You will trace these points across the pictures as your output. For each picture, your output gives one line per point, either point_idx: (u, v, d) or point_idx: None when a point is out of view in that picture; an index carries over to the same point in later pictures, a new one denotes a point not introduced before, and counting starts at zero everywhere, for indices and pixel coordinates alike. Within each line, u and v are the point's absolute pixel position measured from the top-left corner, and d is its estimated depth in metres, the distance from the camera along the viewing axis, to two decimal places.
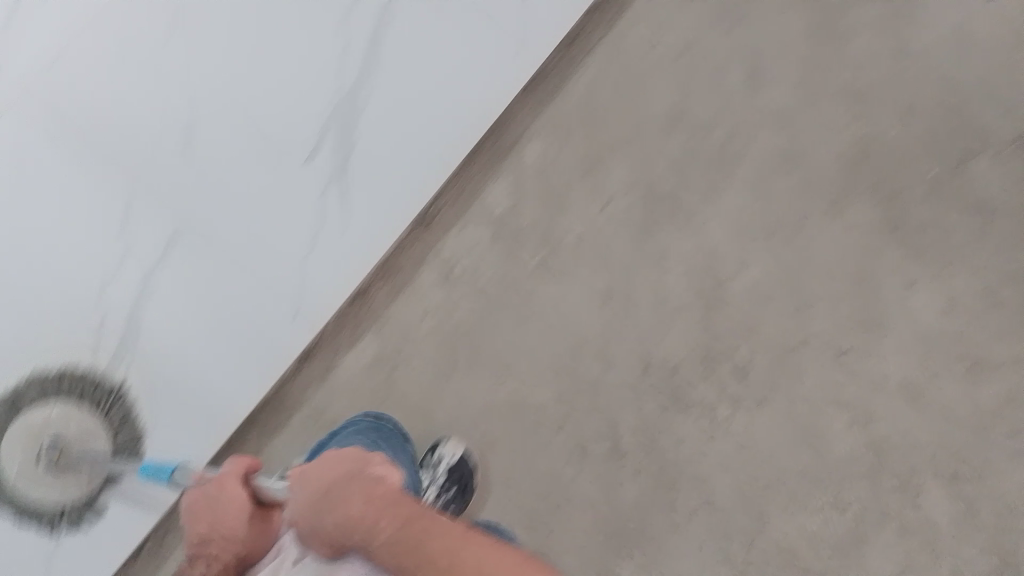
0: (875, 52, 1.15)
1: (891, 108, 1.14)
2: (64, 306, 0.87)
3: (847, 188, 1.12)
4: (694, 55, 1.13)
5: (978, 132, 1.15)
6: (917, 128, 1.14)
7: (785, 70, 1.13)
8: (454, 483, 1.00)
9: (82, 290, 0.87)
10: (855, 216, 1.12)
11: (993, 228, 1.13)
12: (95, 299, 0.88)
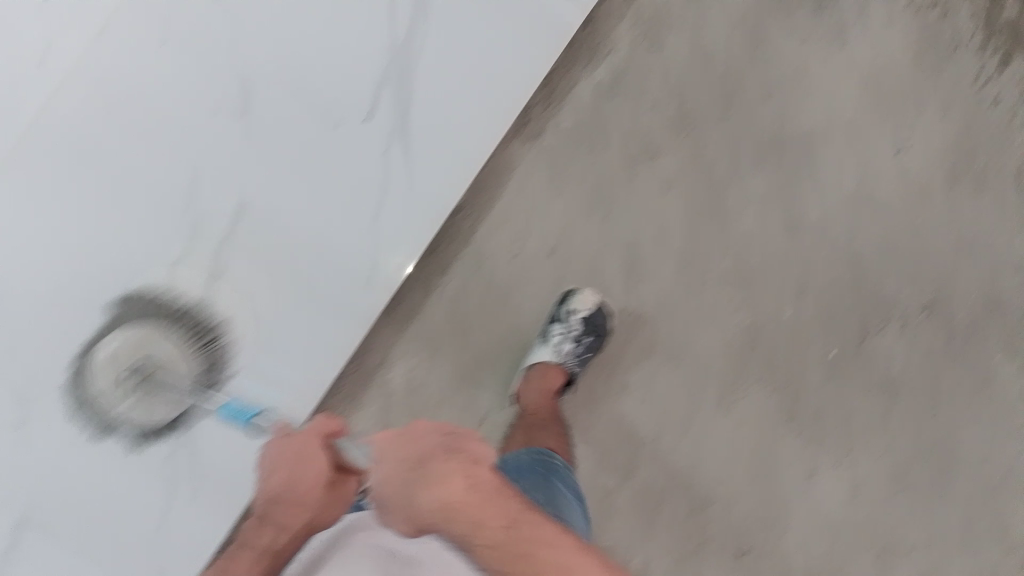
0: (766, 226, 1.06)
1: (778, 290, 1.06)
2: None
3: (738, 384, 1.05)
4: (562, 257, 1.05)
5: (880, 306, 1.07)
6: (815, 307, 1.07)
7: (660, 259, 1.05)
8: (590, 334, 1.01)
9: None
10: (748, 411, 1.06)
11: (898, 407, 1.07)
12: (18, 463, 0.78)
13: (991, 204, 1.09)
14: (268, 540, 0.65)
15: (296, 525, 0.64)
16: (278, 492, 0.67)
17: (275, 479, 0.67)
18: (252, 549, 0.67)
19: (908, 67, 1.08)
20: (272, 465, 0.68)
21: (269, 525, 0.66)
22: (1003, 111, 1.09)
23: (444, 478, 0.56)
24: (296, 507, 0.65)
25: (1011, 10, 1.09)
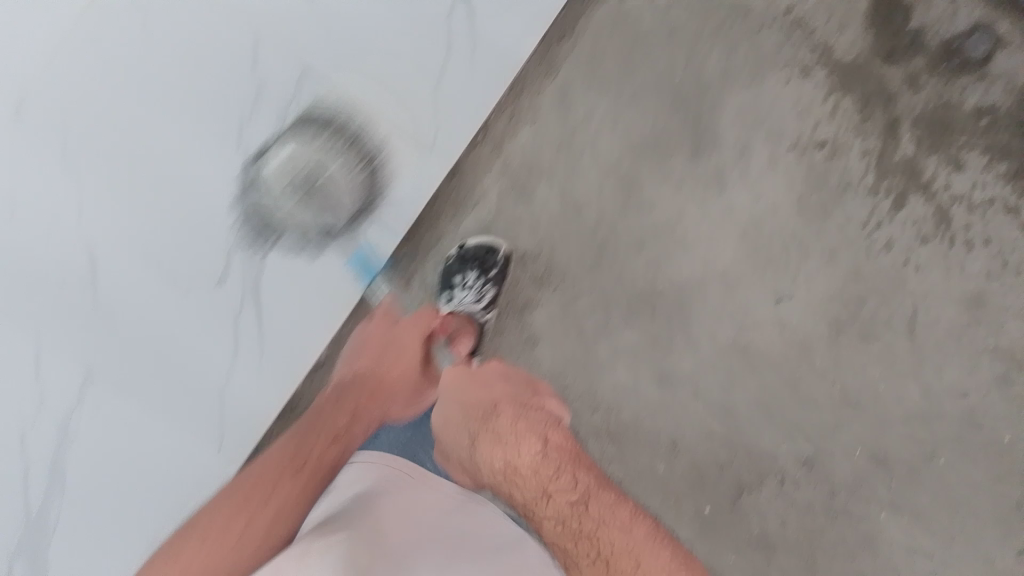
0: (637, 381, 1.04)
1: (651, 445, 1.04)
2: None
3: None
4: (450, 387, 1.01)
5: (760, 463, 1.04)
6: (690, 463, 1.04)
7: None
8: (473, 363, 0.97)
9: None
10: None
11: (774, 565, 1.04)
12: None
13: (880, 354, 1.05)
14: (300, 491, 0.72)
15: (304, 483, 0.73)
16: (312, 466, 0.75)
17: (292, 459, 0.76)
18: (259, 497, 0.69)
19: (793, 212, 1.04)
20: (276, 457, 0.76)
21: (265, 488, 0.71)
22: (896, 256, 1.04)
23: (522, 435, 0.84)
24: (307, 486, 0.73)
25: (907, 148, 1.04)
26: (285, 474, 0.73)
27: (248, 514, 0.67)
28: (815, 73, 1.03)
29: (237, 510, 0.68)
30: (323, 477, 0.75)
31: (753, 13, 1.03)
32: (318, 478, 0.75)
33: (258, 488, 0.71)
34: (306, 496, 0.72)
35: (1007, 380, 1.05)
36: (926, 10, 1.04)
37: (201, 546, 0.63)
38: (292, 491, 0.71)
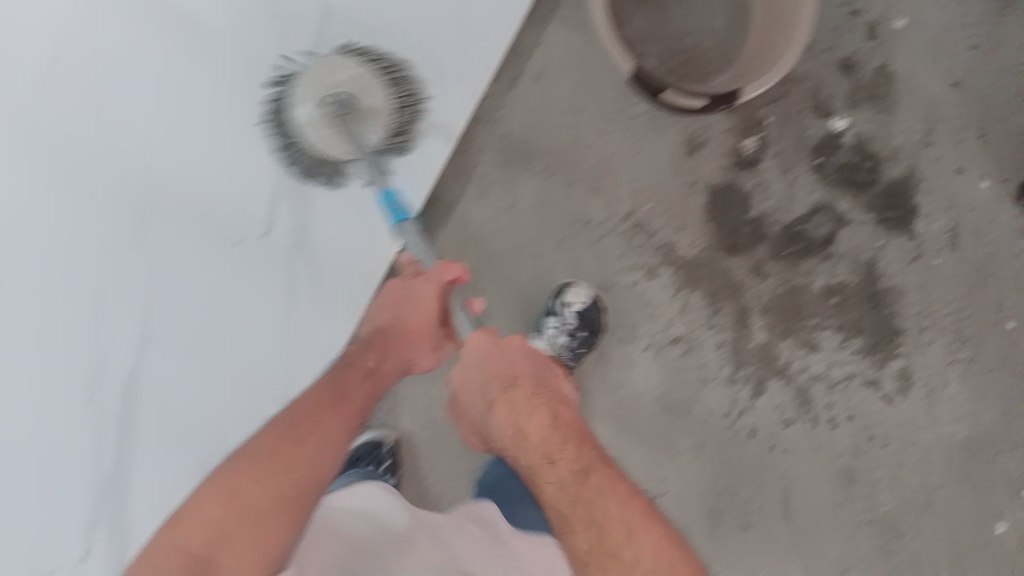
0: None
1: None
2: None
3: None
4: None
5: None
6: None
7: None
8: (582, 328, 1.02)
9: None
10: None
11: None
12: None
13: (759, 540, 1.06)
14: (361, 396, 0.78)
15: (491, 377, 0.79)
16: (418, 326, 0.79)
17: (393, 308, 0.80)
18: (303, 442, 0.72)
19: (655, 412, 1.06)
20: (399, 292, 0.80)
21: (337, 402, 0.76)
22: (762, 442, 1.06)
23: (533, 407, 0.78)
24: (501, 375, 0.79)
25: (761, 335, 1.06)
26: (416, 294, 0.78)
27: (294, 466, 0.70)
28: (661, 273, 1.06)
29: (287, 438, 0.72)
30: (519, 374, 0.80)
31: (593, 223, 1.06)
32: (529, 387, 0.80)
33: (328, 406, 0.75)
34: (482, 364, 0.78)
35: (889, 551, 1.06)
36: (768, 197, 1.06)
37: (261, 477, 0.69)
38: (476, 377, 0.79)
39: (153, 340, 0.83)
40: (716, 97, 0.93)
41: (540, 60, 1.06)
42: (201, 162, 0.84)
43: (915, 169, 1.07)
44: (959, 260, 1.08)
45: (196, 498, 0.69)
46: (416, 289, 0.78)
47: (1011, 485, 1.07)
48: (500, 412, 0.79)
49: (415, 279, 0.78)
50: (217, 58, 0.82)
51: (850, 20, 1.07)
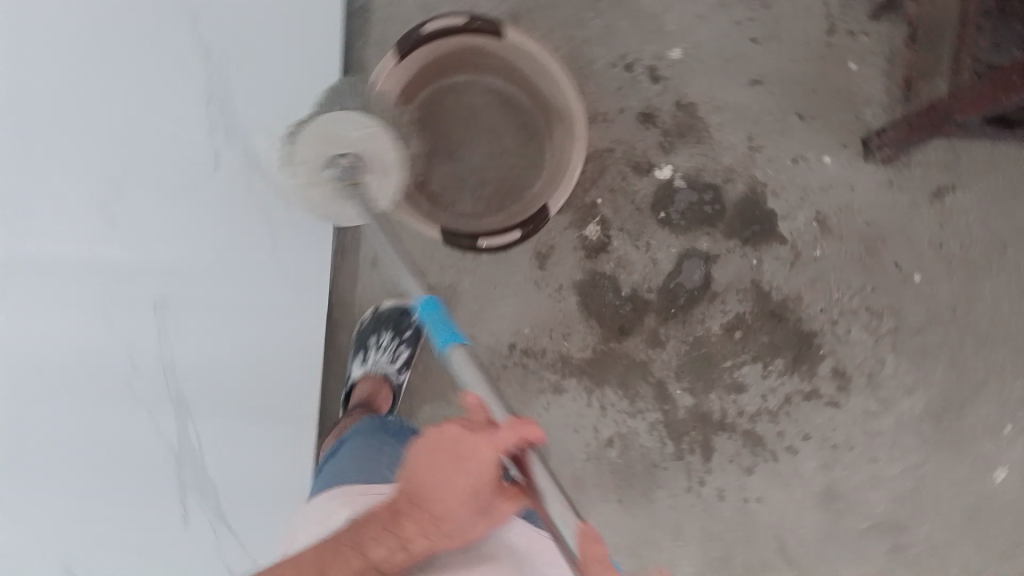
0: None
1: None
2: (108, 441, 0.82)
3: None
4: None
5: None
6: None
7: None
8: None
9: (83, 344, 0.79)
10: None
11: None
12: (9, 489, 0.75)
13: None
14: (391, 556, 0.58)
15: (580, 546, 0.57)
16: (458, 492, 0.57)
17: (417, 465, 0.58)
18: (347, 553, 0.57)
19: (622, 517, 1.06)
20: (430, 442, 0.59)
21: (377, 526, 0.58)
22: (734, 499, 1.05)
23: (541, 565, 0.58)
24: (585, 535, 0.58)
25: (686, 400, 1.05)
26: (456, 453, 0.57)
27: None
28: (567, 385, 1.06)
29: (336, 556, 0.57)
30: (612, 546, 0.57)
31: (486, 370, 1.07)
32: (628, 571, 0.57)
33: (364, 534, 0.58)
34: (570, 519, 0.60)
35: (902, 544, 1.06)
36: (631, 271, 1.06)
37: None
38: (577, 553, 0.58)
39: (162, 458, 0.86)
40: (525, 222, 0.96)
41: (368, 248, 1.07)
42: (192, 116, 0.85)
43: (756, 179, 1.06)
44: (840, 242, 1.05)
45: (268, 570, 0.58)
46: (471, 437, 0.58)
47: (993, 432, 1.05)
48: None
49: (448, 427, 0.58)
50: (186, 107, 0.84)
51: (630, 73, 1.06)
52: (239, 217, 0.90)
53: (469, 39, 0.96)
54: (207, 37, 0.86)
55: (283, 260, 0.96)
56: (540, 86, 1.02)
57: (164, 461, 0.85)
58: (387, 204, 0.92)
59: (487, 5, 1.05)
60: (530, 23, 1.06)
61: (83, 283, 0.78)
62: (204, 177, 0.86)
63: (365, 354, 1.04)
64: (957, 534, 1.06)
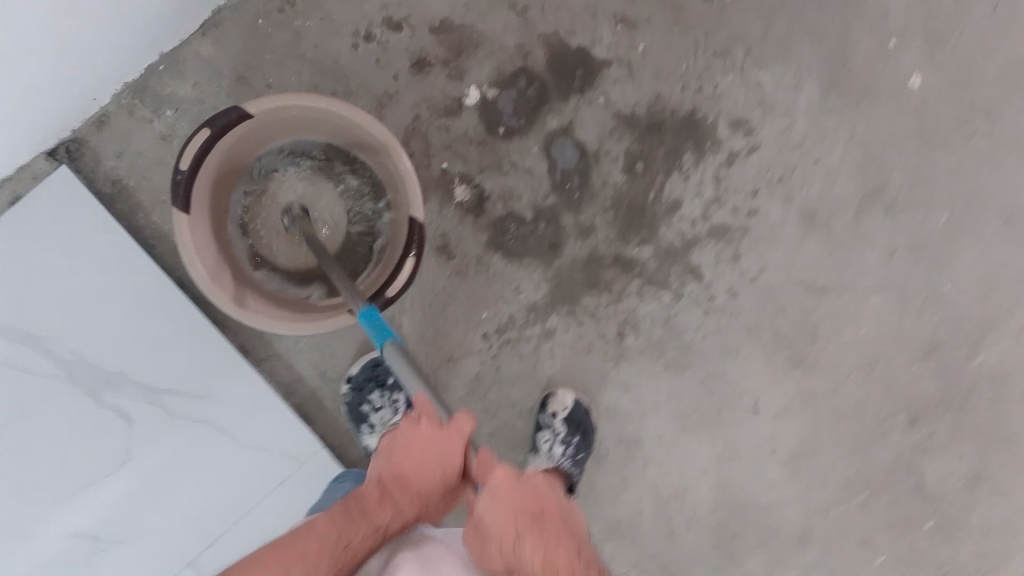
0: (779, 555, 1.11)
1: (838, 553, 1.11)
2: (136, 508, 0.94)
3: None
4: None
5: (901, 462, 1.10)
6: (882, 523, 1.11)
7: None
8: (576, 433, 1.02)
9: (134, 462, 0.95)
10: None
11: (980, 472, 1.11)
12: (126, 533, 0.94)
13: (833, 322, 1.08)
14: (389, 523, 0.65)
15: (516, 512, 0.64)
16: (435, 475, 0.66)
17: (401, 452, 0.66)
18: (359, 522, 0.63)
19: (680, 377, 1.07)
20: (410, 435, 0.66)
21: (375, 500, 0.65)
22: (747, 288, 1.06)
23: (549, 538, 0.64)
24: (524, 506, 0.65)
25: (647, 251, 1.05)
26: (436, 439, 0.65)
27: (348, 542, 0.62)
28: (551, 323, 1.05)
29: (347, 524, 0.63)
30: (540, 509, 0.66)
31: (482, 373, 1.05)
32: (553, 523, 0.66)
33: (366, 505, 0.65)
34: (513, 500, 0.65)
35: (894, 203, 1.08)
36: (518, 196, 1.03)
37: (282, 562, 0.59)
38: (507, 510, 0.64)
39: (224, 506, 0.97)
40: (411, 242, 0.89)
41: (309, 370, 1.02)
42: (112, 273, 0.94)
43: (546, 35, 1.02)
44: (651, 24, 1.03)
45: (281, 538, 0.62)
46: (438, 429, 0.66)
47: (884, 55, 1.06)
48: (511, 540, 0.63)
49: (423, 422, 0.66)
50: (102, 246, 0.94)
51: (374, 43, 1.00)
52: (180, 445, 0.96)
53: (231, 135, 0.85)
54: (56, 341, 0.92)
55: (247, 448, 0.98)
56: (320, 121, 0.90)
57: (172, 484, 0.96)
58: (293, 331, 0.85)
59: (214, 94, 0.98)
60: (262, 76, 0.99)
61: (166, 489, 0.96)
62: (132, 440, 0.94)
63: (369, 422, 1.00)
64: (925, 157, 1.08)
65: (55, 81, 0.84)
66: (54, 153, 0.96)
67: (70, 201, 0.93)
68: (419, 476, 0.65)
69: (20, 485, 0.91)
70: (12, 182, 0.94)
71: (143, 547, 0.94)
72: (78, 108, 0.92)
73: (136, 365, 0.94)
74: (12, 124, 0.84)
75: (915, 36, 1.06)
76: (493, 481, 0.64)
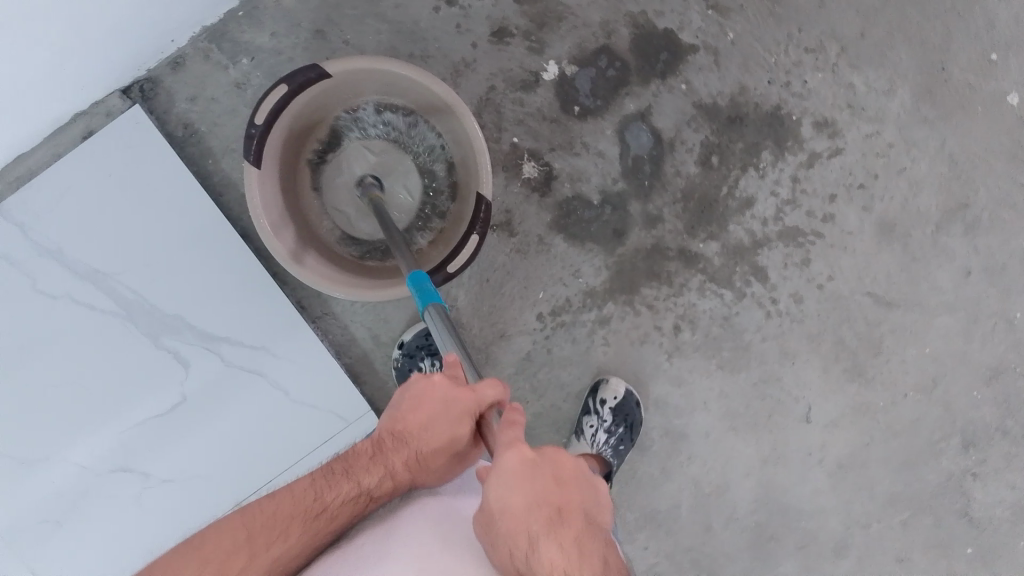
0: (812, 567, 1.09)
1: (870, 572, 1.10)
2: (170, 441, 0.95)
3: None
4: None
5: (950, 484, 1.08)
6: (922, 544, 1.09)
7: None
8: (622, 424, 1.01)
9: (175, 396, 0.95)
10: None
11: None
12: (157, 466, 0.95)
13: (896, 336, 1.05)
14: (377, 487, 0.62)
15: (532, 510, 0.54)
16: (439, 441, 0.62)
17: (404, 412, 0.65)
18: (342, 482, 0.62)
19: (733, 378, 1.05)
20: (423, 393, 0.65)
21: (366, 458, 0.63)
22: (813, 293, 1.04)
23: (558, 545, 0.53)
24: (542, 502, 0.55)
25: (713, 247, 1.02)
26: (443, 403, 0.63)
27: (325, 503, 0.60)
28: (608, 310, 1.03)
29: (330, 483, 0.62)
30: (566, 504, 0.56)
31: (533, 353, 1.04)
32: (577, 526, 0.55)
33: (354, 465, 0.63)
34: (533, 491, 0.55)
35: (976, 222, 1.03)
36: (587, 177, 1.01)
37: (231, 548, 0.56)
38: (522, 506, 0.54)
39: (254, 450, 0.97)
40: (475, 220, 0.86)
41: (362, 333, 1.02)
42: (172, 209, 0.94)
43: (633, 14, 0.99)
44: (743, 12, 0.99)
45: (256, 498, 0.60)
46: (449, 392, 0.63)
47: (985, 69, 1.01)
48: (524, 545, 0.53)
49: (437, 378, 0.64)
50: (164, 183, 0.93)
51: (457, 7, 0.97)
52: (231, 394, 0.97)
53: (305, 93, 0.83)
54: (119, 278, 0.92)
55: (294, 402, 0.99)
56: (398, 86, 0.87)
57: (206, 424, 0.96)
58: (356, 299, 0.83)
59: (291, 46, 0.97)
60: (340, 32, 0.97)
61: (200, 429, 0.96)
62: (186, 385, 0.95)
63: None
64: (1015, 177, 1.03)
65: (139, 19, 0.83)
66: (128, 91, 0.95)
67: (140, 136, 0.93)
68: (412, 438, 0.63)
69: (72, 418, 0.92)
70: (85, 117, 0.94)
71: (183, 488, 0.96)
72: (156, 48, 0.92)
73: (192, 308, 0.95)
74: (92, 58, 0.83)
75: (1019, 50, 1.01)
76: (508, 461, 0.55)
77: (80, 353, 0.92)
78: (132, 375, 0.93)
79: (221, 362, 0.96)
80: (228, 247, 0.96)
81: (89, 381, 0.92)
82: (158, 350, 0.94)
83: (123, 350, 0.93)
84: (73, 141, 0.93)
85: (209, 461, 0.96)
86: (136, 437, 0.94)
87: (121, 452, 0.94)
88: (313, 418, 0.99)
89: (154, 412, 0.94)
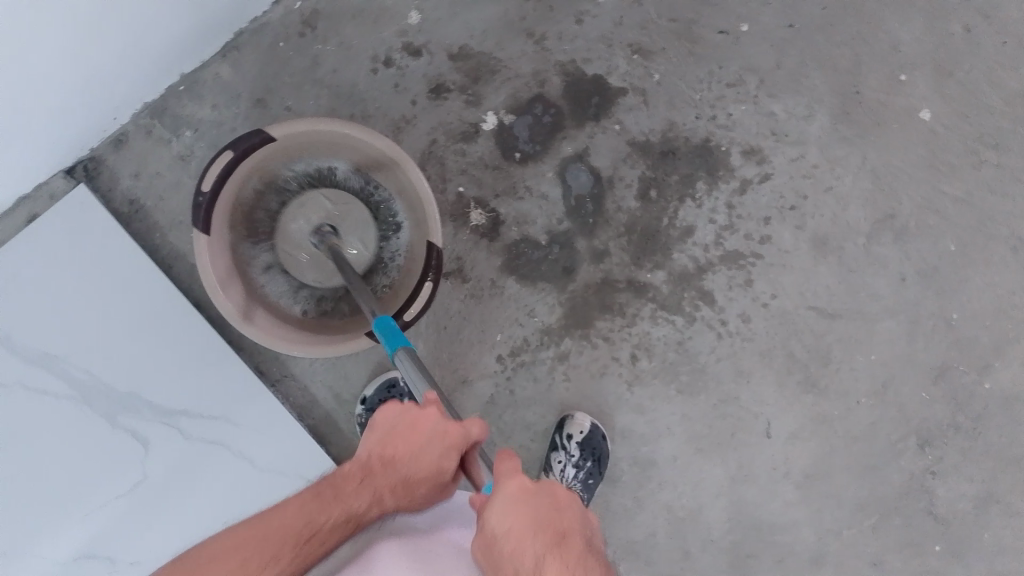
0: None
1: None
2: (134, 521, 0.93)
3: None
4: None
5: (912, 485, 1.11)
6: (895, 546, 1.11)
7: None
8: (590, 458, 1.02)
9: (138, 474, 0.93)
10: None
11: (991, 498, 1.11)
12: (123, 549, 0.92)
13: (843, 345, 1.09)
14: (367, 510, 0.61)
15: (533, 530, 0.56)
16: (425, 470, 0.62)
17: (396, 440, 0.65)
18: (333, 506, 0.61)
19: (694, 401, 1.07)
20: (414, 422, 0.65)
21: (355, 482, 0.63)
22: (761, 312, 1.07)
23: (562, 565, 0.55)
24: (542, 523, 0.57)
25: (661, 276, 1.06)
26: (435, 433, 0.63)
27: (317, 527, 0.60)
28: (565, 346, 1.05)
29: (321, 508, 0.61)
30: (564, 526, 0.58)
31: (496, 395, 1.05)
32: (580, 548, 0.57)
33: (345, 488, 0.62)
34: (533, 514, 0.57)
35: (904, 230, 1.09)
36: (533, 220, 1.04)
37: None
38: (523, 527, 0.56)
39: (221, 524, 0.96)
40: (428, 267, 0.88)
41: (324, 392, 1.03)
42: (125, 286, 0.94)
43: (562, 62, 1.04)
44: (665, 53, 1.05)
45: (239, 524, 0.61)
46: (445, 422, 0.64)
47: (894, 89, 1.08)
48: (529, 566, 0.54)
49: (432, 408, 0.64)
50: (114, 262, 0.94)
51: (393, 68, 1.01)
52: (195, 468, 0.95)
53: (251, 157, 0.86)
54: (71, 361, 0.92)
55: (260, 469, 0.98)
56: (339, 145, 0.90)
57: (172, 500, 0.94)
58: (315, 355, 0.84)
59: (233, 117, 0.99)
60: (281, 100, 1.00)
61: (165, 508, 0.94)
62: (148, 462, 0.94)
63: None
64: (934, 185, 1.09)
65: (79, 99, 0.85)
66: (72, 173, 0.96)
67: (88, 216, 0.94)
68: (402, 465, 0.63)
69: (31, 506, 0.89)
70: (31, 201, 0.94)
71: (151, 571, 0.93)
72: (99, 127, 0.93)
73: (149, 384, 0.94)
74: (34, 141, 0.84)
75: (923, 69, 1.09)
76: (508, 487, 0.58)
77: (34, 439, 0.90)
78: (92, 456, 0.92)
79: (183, 436, 0.95)
80: (182, 319, 0.97)
81: (48, 466, 0.90)
82: (117, 430, 0.93)
83: (82, 431, 0.92)
84: (19, 226, 0.94)
85: (177, 539, 0.94)
86: (101, 521, 0.92)
87: (84, 539, 0.91)
88: (279, 485, 0.98)
89: (117, 493, 0.92)
